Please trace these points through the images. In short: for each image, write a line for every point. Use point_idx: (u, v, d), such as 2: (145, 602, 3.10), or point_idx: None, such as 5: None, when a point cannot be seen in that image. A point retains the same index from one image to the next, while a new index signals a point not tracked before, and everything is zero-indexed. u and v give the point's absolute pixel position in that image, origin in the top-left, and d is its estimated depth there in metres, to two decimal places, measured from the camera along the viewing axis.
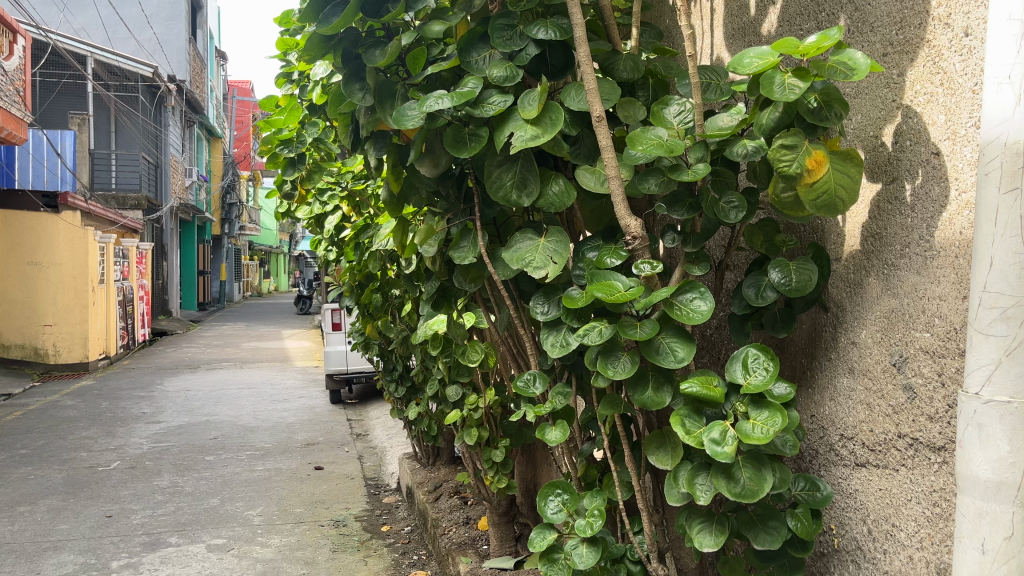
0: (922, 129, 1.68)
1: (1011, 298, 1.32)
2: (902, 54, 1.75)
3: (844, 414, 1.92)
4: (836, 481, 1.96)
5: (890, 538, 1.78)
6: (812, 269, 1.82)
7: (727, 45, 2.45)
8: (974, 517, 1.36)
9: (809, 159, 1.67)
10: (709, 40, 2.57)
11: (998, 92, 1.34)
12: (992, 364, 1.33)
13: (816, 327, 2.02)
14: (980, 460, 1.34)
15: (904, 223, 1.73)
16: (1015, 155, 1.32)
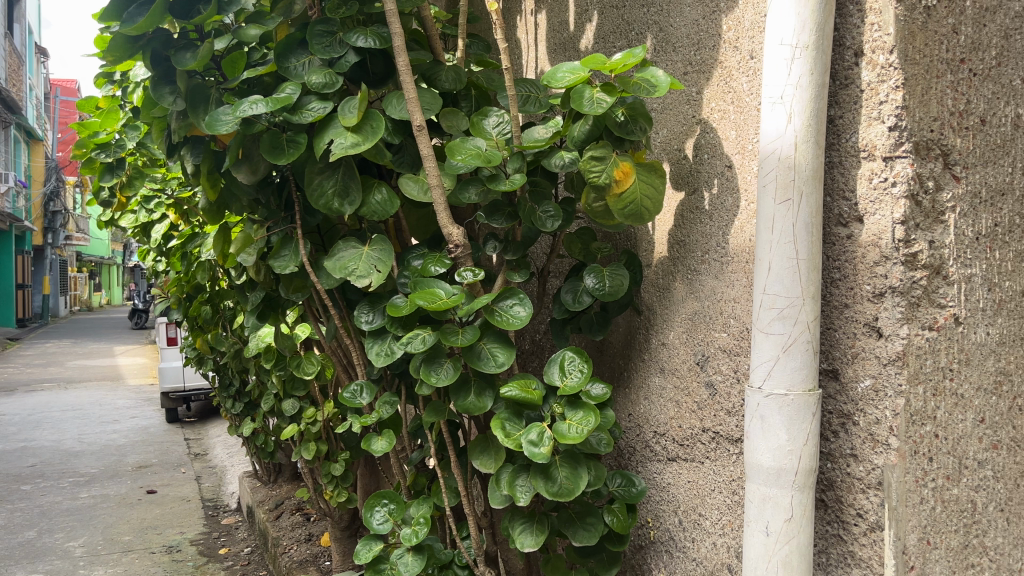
0: (718, 142, 1.81)
1: (786, 298, 1.45)
2: (699, 74, 1.88)
3: (656, 413, 2.03)
4: (651, 476, 2.06)
5: (697, 526, 1.89)
6: (624, 274, 1.92)
7: (549, 58, 2.53)
8: (760, 502, 1.47)
9: (616, 170, 1.75)
10: (533, 54, 2.65)
11: (773, 110, 1.47)
12: (772, 359, 1.46)
13: (632, 329, 2.12)
14: (764, 449, 1.46)
15: (703, 230, 1.85)
16: (787, 169, 1.45)
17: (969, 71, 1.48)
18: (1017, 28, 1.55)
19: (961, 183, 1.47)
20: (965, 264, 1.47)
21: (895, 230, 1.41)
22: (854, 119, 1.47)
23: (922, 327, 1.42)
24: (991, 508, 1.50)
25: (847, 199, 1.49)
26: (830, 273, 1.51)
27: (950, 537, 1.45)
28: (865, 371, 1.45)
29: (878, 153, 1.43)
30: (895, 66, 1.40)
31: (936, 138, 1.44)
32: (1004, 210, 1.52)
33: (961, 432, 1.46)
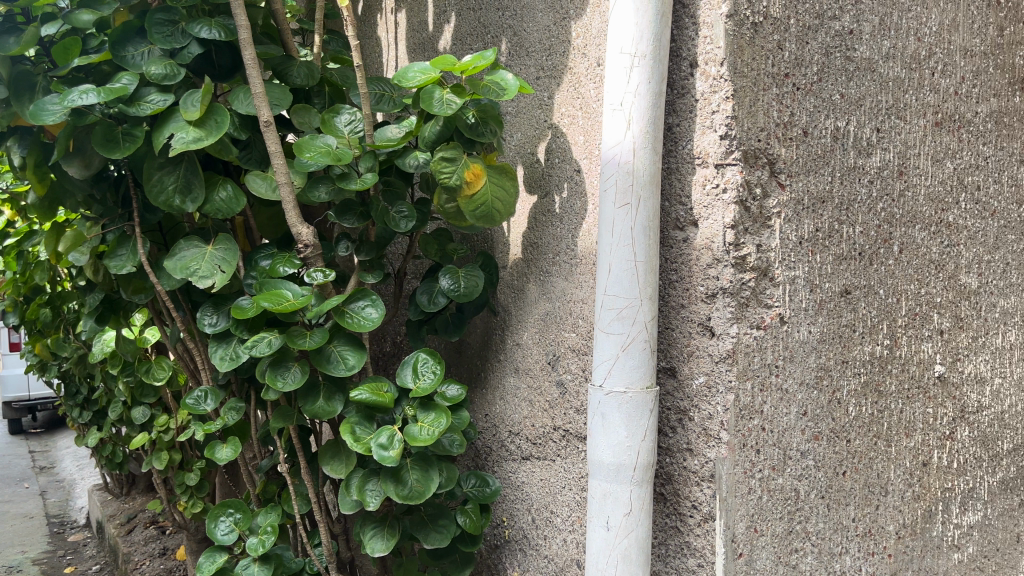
0: (568, 147, 1.85)
1: (625, 299, 1.49)
2: (551, 79, 1.91)
3: (511, 412, 2.05)
4: (506, 475, 2.07)
5: (549, 523, 1.92)
6: (479, 275, 1.92)
7: (409, 58, 2.51)
8: (601, 497, 1.51)
9: (467, 172, 1.76)
10: (393, 53, 2.62)
11: (613, 117, 1.51)
12: (612, 358, 1.50)
13: (488, 330, 2.12)
14: (604, 445, 1.50)
15: (555, 233, 1.89)
16: (626, 174, 1.49)
17: (793, 85, 1.57)
18: (836, 47, 1.64)
19: (785, 190, 1.56)
20: (789, 266, 1.57)
21: (726, 234, 1.49)
22: (689, 127, 1.54)
23: (751, 326, 1.51)
24: (813, 495, 1.60)
25: (683, 203, 1.56)
26: (668, 275, 1.57)
27: (775, 524, 1.54)
28: (699, 369, 1.53)
29: (711, 160, 1.51)
30: (726, 78, 1.48)
31: (763, 147, 1.53)
32: (824, 216, 1.62)
33: (785, 425, 1.56)
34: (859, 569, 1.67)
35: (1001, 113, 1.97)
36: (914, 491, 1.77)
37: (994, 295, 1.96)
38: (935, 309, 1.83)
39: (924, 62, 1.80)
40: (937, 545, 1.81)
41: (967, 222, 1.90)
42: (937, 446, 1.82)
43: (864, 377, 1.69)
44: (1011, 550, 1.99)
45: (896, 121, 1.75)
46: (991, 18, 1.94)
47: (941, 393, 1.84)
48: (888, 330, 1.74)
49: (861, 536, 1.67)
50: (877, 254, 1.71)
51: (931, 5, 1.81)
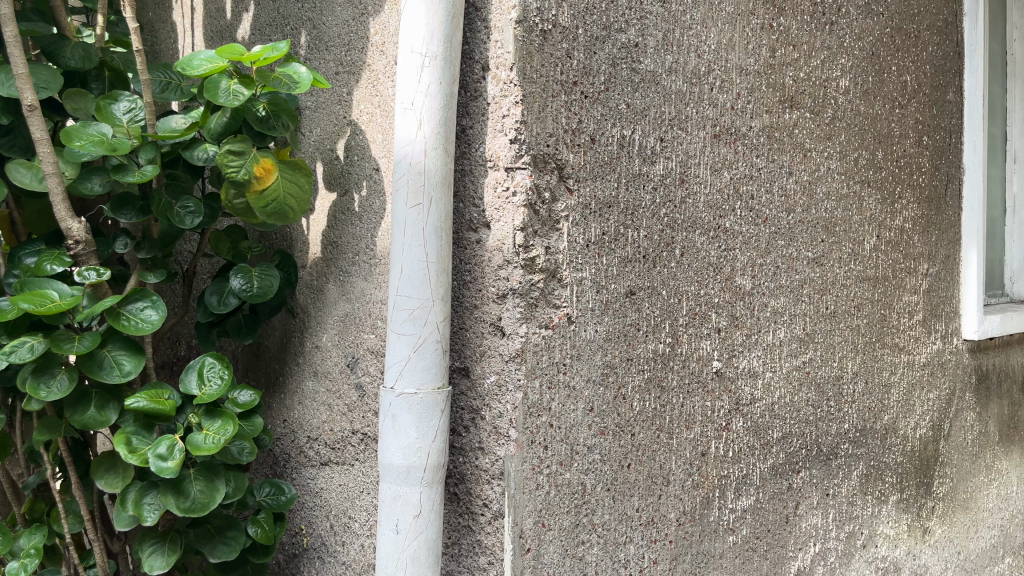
0: (366, 145, 1.82)
1: (417, 300, 1.48)
2: (349, 75, 1.87)
3: (309, 417, 1.98)
4: (304, 482, 2.00)
5: (347, 529, 1.88)
6: (274, 275, 1.85)
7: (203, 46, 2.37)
8: (391, 500, 1.49)
9: (256, 166, 1.69)
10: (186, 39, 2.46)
11: (404, 116, 1.49)
12: (403, 360, 1.49)
13: (287, 333, 2.04)
14: (394, 448, 1.48)
15: (354, 232, 1.85)
16: (418, 174, 1.48)
17: (581, 93, 1.63)
18: (622, 58, 1.72)
19: (573, 195, 1.62)
20: (577, 268, 1.63)
21: (515, 236, 1.53)
22: (481, 130, 1.57)
23: (539, 325, 1.56)
24: (599, 488, 1.66)
25: (477, 205, 1.58)
26: (462, 276, 1.59)
27: (562, 517, 1.59)
28: (490, 368, 1.55)
29: (501, 163, 1.54)
30: (515, 83, 1.51)
31: (551, 152, 1.57)
32: (611, 219, 1.70)
33: (573, 421, 1.61)
34: (642, 556, 1.75)
35: (771, 128, 2.15)
36: (694, 480, 1.89)
37: (765, 295, 2.13)
38: (713, 309, 1.96)
39: (704, 78, 1.92)
40: (714, 528, 1.94)
41: (741, 228, 2.05)
42: (715, 436, 1.96)
43: (648, 373, 1.78)
44: (781, 530, 2.16)
45: (678, 132, 1.86)
46: (765, 40, 2.11)
47: (717, 386, 1.97)
48: (670, 329, 1.84)
49: (645, 524, 1.76)
50: (659, 258, 1.81)
51: (710, 24, 1.94)
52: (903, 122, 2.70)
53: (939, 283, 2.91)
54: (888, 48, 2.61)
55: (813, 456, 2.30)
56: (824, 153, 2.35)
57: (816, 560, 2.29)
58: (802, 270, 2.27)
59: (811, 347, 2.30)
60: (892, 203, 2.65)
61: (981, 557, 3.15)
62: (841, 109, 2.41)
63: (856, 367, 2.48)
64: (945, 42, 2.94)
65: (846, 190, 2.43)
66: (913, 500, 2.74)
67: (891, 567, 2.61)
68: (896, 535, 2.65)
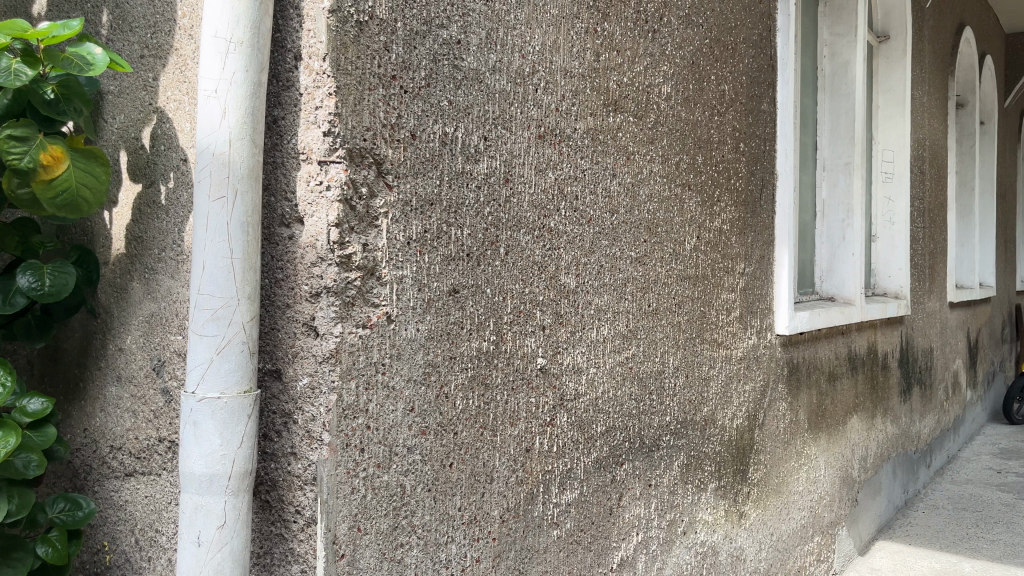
0: (173, 134, 1.71)
1: (220, 299, 1.40)
2: (156, 59, 1.75)
3: (112, 425, 1.84)
4: (107, 495, 1.86)
5: (153, 544, 1.76)
6: (70, 273, 1.71)
7: None
8: (192, 511, 1.40)
9: (43, 154, 1.55)
10: None
11: (207, 104, 1.42)
12: (206, 362, 1.40)
13: (88, 334, 1.89)
14: (196, 456, 1.40)
15: (161, 227, 1.73)
16: (222, 166, 1.41)
17: (400, 87, 1.60)
18: (444, 54, 1.70)
19: (392, 191, 1.58)
20: (396, 266, 1.59)
21: (330, 232, 1.48)
22: (294, 121, 1.51)
23: (356, 325, 1.51)
24: (419, 489, 1.64)
25: (289, 199, 1.52)
26: (274, 274, 1.53)
27: (379, 521, 1.55)
28: (303, 369, 1.49)
29: (314, 156, 1.48)
30: (328, 74, 1.46)
31: (368, 146, 1.53)
32: (433, 217, 1.68)
33: (392, 422, 1.58)
34: (464, 555, 1.75)
35: (596, 131, 2.21)
36: (517, 476, 1.91)
37: (589, 293, 2.19)
38: (537, 307, 1.99)
39: (528, 78, 1.94)
40: (538, 523, 1.97)
41: (566, 227, 2.09)
42: (539, 432, 1.99)
43: (471, 371, 1.78)
44: (605, 522, 2.22)
45: (502, 131, 1.87)
46: (589, 44, 2.16)
47: (541, 383, 2.00)
48: (494, 327, 1.85)
49: (467, 523, 1.76)
50: (483, 256, 1.81)
51: (535, 25, 1.96)
52: (721, 129, 2.86)
53: (754, 282, 3.10)
54: (707, 58, 2.75)
55: (636, 448, 2.38)
56: (647, 157, 2.44)
57: (638, 549, 2.37)
58: (625, 269, 2.35)
59: (634, 343, 2.39)
60: (711, 206, 2.79)
61: (792, 536, 3.39)
62: (663, 114, 2.51)
63: (676, 362, 2.59)
64: (760, 55, 3.13)
65: (667, 193, 2.54)
66: (730, 487, 2.90)
67: (710, 551, 2.75)
68: (715, 520, 2.79)
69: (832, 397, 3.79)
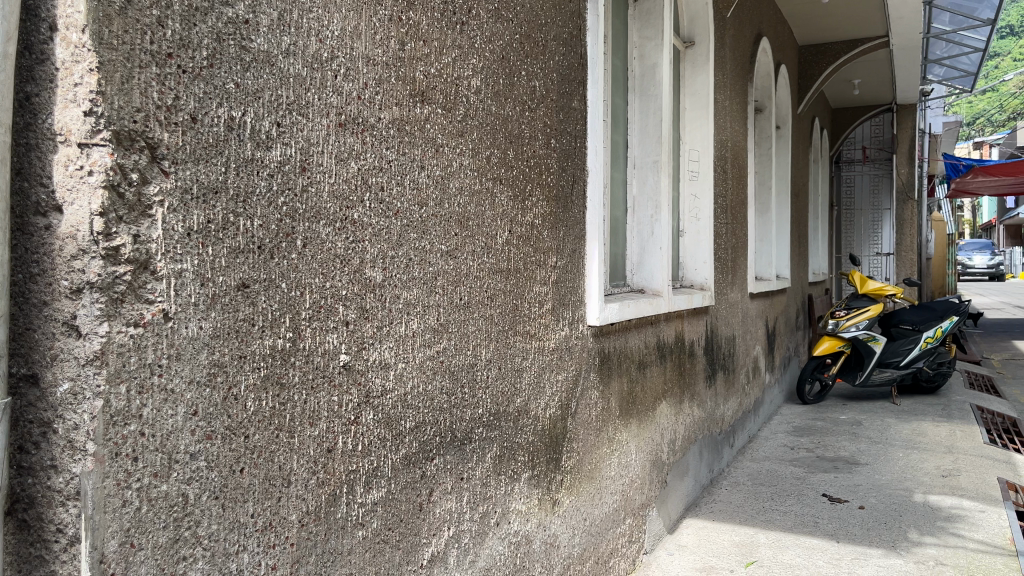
0: None
1: None
2: None
3: None
4: None
5: None
6: None
7: None
8: None
9: None
10: None
11: None
12: None
13: None
14: None
15: None
16: None
17: (177, 66, 1.48)
18: (229, 34, 1.60)
19: (169, 177, 1.47)
20: (174, 259, 1.48)
21: (93, 222, 1.37)
22: (49, 99, 1.36)
23: (126, 324, 1.39)
24: (204, 497, 1.53)
25: (45, 185, 1.37)
26: (27, 268, 1.36)
27: (157, 534, 1.44)
28: (63, 374, 1.35)
29: (73, 138, 1.35)
30: (88, 48, 1.33)
31: (139, 130, 1.41)
32: (218, 207, 1.57)
33: (171, 428, 1.46)
34: (258, 564, 1.66)
35: (401, 122, 2.16)
36: (318, 478, 1.84)
37: (397, 287, 2.15)
38: (340, 301, 1.93)
39: (326, 64, 1.87)
40: (341, 525, 1.91)
41: (371, 220, 2.04)
42: (342, 431, 1.92)
43: (264, 370, 1.69)
44: (414, 519, 2.19)
45: (297, 118, 1.78)
46: (393, 32, 2.12)
47: (345, 380, 1.94)
48: (290, 324, 1.76)
49: (261, 531, 1.67)
50: (277, 249, 1.72)
51: (333, 10, 1.89)
52: (532, 124, 2.90)
53: (567, 275, 3.18)
54: (518, 53, 2.78)
55: (446, 442, 2.37)
56: (456, 150, 2.42)
57: (449, 544, 2.36)
58: (435, 263, 2.32)
59: (445, 337, 2.37)
60: (522, 200, 2.83)
61: (604, 520, 3.51)
62: (472, 107, 2.51)
63: (489, 355, 2.61)
64: (571, 53, 3.21)
65: (478, 187, 2.55)
66: (544, 476, 2.96)
67: (523, 540, 2.80)
68: (528, 510, 2.84)
69: (642, 385, 3.97)
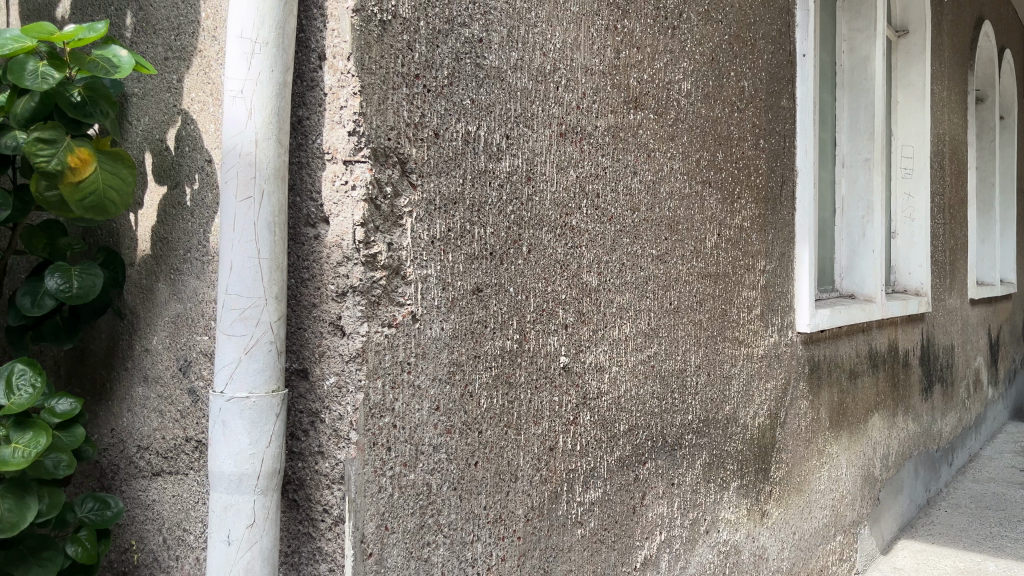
0: (199, 135, 1.72)
1: (247, 299, 1.41)
2: (180, 61, 1.76)
3: (139, 425, 1.86)
4: (136, 494, 1.87)
5: (181, 542, 1.77)
6: (97, 274, 1.71)
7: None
8: (221, 510, 1.41)
9: (71, 156, 1.54)
10: None
11: (232, 104, 1.42)
12: (234, 362, 1.41)
13: (114, 336, 1.90)
14: (225, 455, 1.40)
15: (185, 227, 1.75)
16: (248, 166, 1.41)
17: (423, 86, 1.60)
18: (466, 53, 1.70)
19: (417, 190, 1.59)
20: (421, 265, 1.59)
21: (355, 232, 1.49)
22: (318, 122, 1.51)
23: (382, 324, 1.51)
24: (444, 487, 1.64)
25: (314, 200, 1.53)
26: (300, 274, 1.54)
27: (406, 520, 1.55)
28: (330, 369, 1.50)
29: (339, 156, 1.49)
30: (352, 74, 1.47)
31: (393, 146, 1.53)
32: (456, 216, 1.68)
33: (418, 421, 1.58)
34: (489, 554, 1.75)
35: (616, 128, 2.20)
36: (542, 475, 1.91)
37: (611, 291, 2.18)
38: (560, 305, 1.99)
39: (549, 76, 1.94)
40: (562, 523, 1.97)
41: (588, 226, 2.09)
42: (562, 431, 1.98)
43: (495, 370, 1.77)
44: (628, 521, 2.22)
45: (524, 130, 1.87)
46: (609, 41, 2.16)
47: (565, 381, 2.00)
48: (517, 326, 1.84)
49: (492, 522, 1.75)
50: (506, 255, 1.81)
51: (555, 23, 1.96)
52: (741, 125, 2.84)
53: (776, 279, 3.08)
54: (727, 54, 2.74)
55: (658, 447, 2.37)
56: (667, 154, 2.42)
57: (662, 548, 2.37)
58: (647, 267, 2.34)
59: (656, 342, 2.38)
60: (731, 202, 2.78)
61: (814, 535, 3.37)
62: (683, 111, 2.50)
63: (698, 360, 2.58)
64: (780, 50, 3.12)
65: (687, 190, 2.53)
66: (752, 486, 2.88)
67: (732, 550, 2.74)
68: (737, 519, 2.78)
69: (853, 395, 3.77)
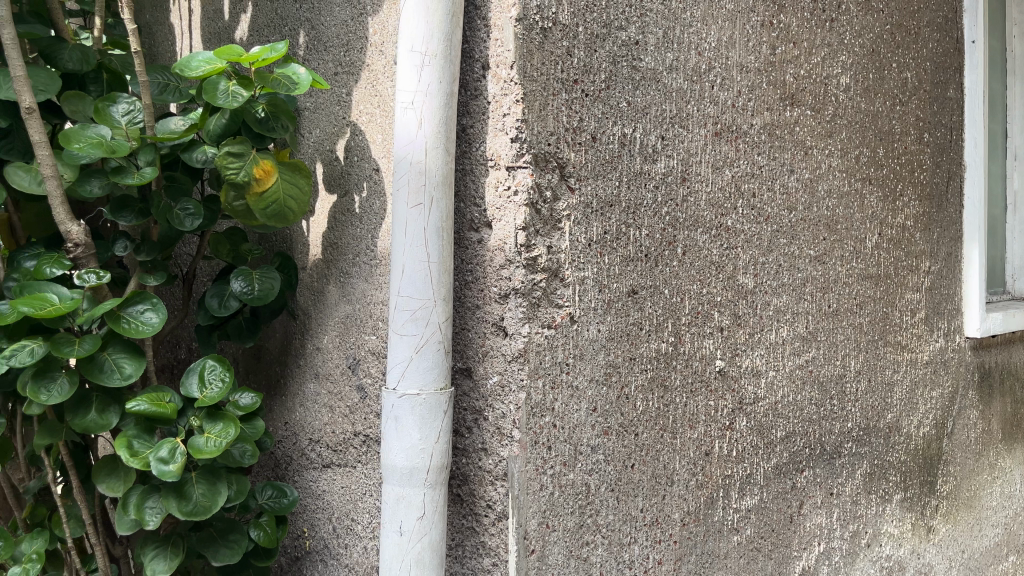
0: (367, 145, 1.81)
1: (418, 300, 1.47)
2: (349, 75, 1.86)
3: (311, 419, 1.97)
4: (307, 484, 1.99)
5: (350, 532, 1.87)
6: (275, 278, 1.84)
7: (182, 40, 2.27)
8: (393, 502, 1.48)
9: (256, 168, 1.67)
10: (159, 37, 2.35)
11: (403, 115, 1.49)
12: (406, 361, 1.48)
13: (287, 335, 2.03)
14: (397, 449, 1.47)
15: (354, 233, 1.84)
16: (418, 174, 1.47)
17: (582, 91, 1.62)
18: (623, 56, 1.71)
19: (575, 194, 1.61)
20: (579, 267, 1.62)
21: (517, 236, 1.53)
22: (482, 129, 1.56)
23: (542, 325, 1.54)
24: (602, 488, 1.65)
25: (478, 205, 1.58)
26: (464, 276, 1.59)
27: (566, 518, 1.58)
28: (493, 368, 1.54)
29: (502, 162, 1.53)
30: (516, 82, 1.51)
31: (553, 151, 1.56)
32: (613, 218, 1.69)
33: (576, 422, 1.60)
34: (647, 557, 1.74)
35: (772, 126, 2.14)
36: (698, 479, 1.88)
37: (767, 294, 2.13)
38: (715, 307, 1.96)
39: (704, 75, 1.92)
40: (718, 529, 1.94)
41: (743, 226, 2.04)
42: (718, 435, 1.95)
43: (651, 372, 1.77)
44: (785, 530, 2.15)
45: (679, 130, 1.85)
46: (765, 37, 2.10)
47: (721, 385, 1.97)
48: (672, 328, 1.83)
49: (649, 525, 1.75)
50: (661, 256, 1.80)
51: (710, 22, 1.93)
52: (903, 118, 2.70)
53: (942, 281, 2.91)
54: (888, 44, 2.61)
55: (816, 455, 2.29)
56: (825, 151, 2.34)
57: (820, 560, 2.28)
58: (804, 268, 2.26)
59: (814, 346, 2.30)
60: (893, 200, 2.64)
61: (985, 555, 3.15)
62: (842, 106, 2.40)
63: (858, 366, 2.47)
64: (946, 38, 2.94)
65: (847, 188, 2.43)
66: (917, 500, 2.73)
67: (895, 566, 2.61)
68: (901, 534, 2.64)
69: None
